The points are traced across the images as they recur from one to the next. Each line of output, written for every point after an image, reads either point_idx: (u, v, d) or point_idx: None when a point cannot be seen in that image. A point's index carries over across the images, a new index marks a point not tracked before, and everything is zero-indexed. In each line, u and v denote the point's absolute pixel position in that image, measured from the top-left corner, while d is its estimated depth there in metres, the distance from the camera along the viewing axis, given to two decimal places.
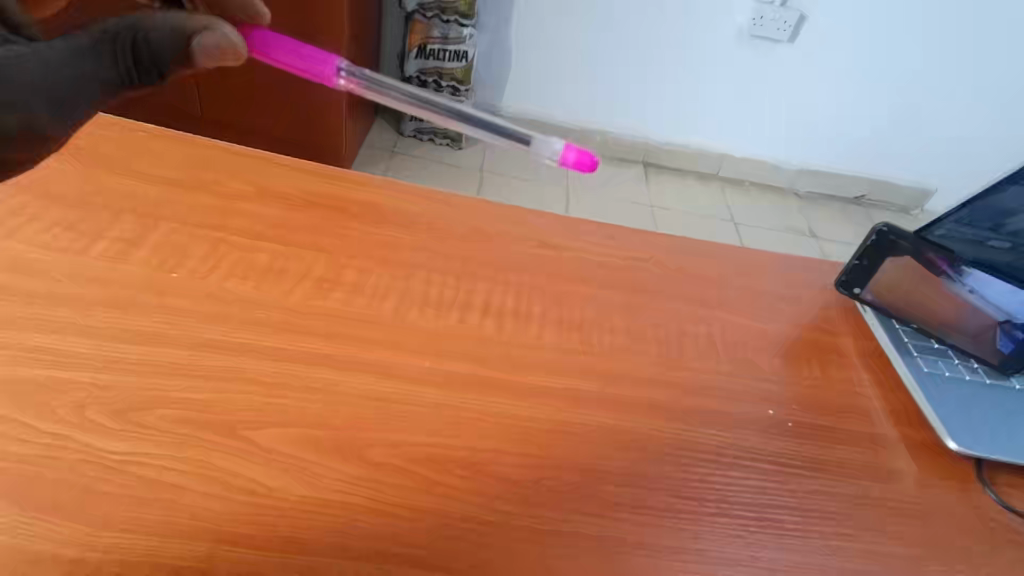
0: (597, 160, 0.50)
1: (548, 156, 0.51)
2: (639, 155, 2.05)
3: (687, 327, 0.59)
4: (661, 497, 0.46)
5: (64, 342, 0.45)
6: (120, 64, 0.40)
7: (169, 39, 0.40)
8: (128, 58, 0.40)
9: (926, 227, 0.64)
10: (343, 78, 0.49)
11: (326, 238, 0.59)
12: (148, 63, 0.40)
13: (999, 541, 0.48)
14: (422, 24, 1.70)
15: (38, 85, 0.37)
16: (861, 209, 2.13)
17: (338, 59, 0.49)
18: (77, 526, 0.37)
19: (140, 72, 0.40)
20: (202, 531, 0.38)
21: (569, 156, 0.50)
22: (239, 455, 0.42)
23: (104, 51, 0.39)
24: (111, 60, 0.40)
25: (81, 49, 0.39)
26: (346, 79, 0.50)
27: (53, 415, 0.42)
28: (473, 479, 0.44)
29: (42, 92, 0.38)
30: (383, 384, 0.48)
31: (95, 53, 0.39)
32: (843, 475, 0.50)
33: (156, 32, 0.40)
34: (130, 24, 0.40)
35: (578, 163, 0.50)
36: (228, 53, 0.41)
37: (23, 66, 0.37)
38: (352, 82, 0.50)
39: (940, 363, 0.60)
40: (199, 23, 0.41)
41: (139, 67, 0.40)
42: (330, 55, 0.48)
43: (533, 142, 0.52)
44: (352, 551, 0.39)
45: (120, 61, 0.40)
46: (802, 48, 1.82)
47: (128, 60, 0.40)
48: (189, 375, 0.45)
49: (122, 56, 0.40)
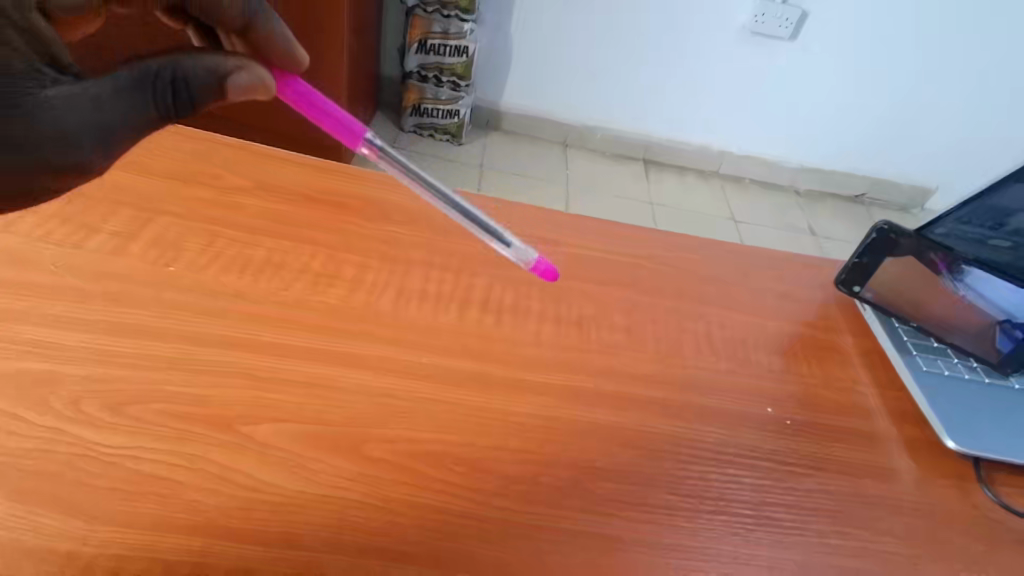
0: (557, 275, 0.55)
1: (519, 258, 0.54)
2: (639, 151, 2.04)
3: (685, 323, 0.59)
4: (660, 494, 0.45)
5: (59, 335, 0.45)
6: (161, 103, 0.39)
7: (204, 78, 0.40)
8: (167, 96, 0.39)
9: (925, 226, 0.63)
10: (366, 146, 0.48)
11: (325, 234, 0.59)
12: (186, 102, 0.39)
13: (997, 541, 0.48)
14: (421, 19, 1.68)
15: (81, 120, 0.37)
16: (861, 207, 2.13)
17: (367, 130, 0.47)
18: (71, 519, 0.37)
19: (178, 108, 0.40)
20: (198, 525, 0.38)
21: (540, 265, 0.54)
22: (233, 451, 0.42)
23: (143, 88, 0.38)
24: (152, 97, 0.39)
25: (123, 87, 0.38)
26: (369, 147, 0.48)
27: (50, 409, 0.41)
28: (471, 476, 0.43)
29: (84, 129, 0.37)
30: (380, 380, 0.48)
31: (135, 92, 0.38)
32: (841, 474, 0.50)
33: (194, 72, 0.39)
34: (169, 63, 0.39)
35: (543, 273, 0.55)
36: (255, 86, 0.41)
37: (69, 103, 0.36)
38: (373, 151, 0.49)
39: (938, 361, 0.60)
40: (231, 61, 0.41)
41: (177, 103, 0.39)
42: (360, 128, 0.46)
43: (512, 246, 0.53)
44: (348, 547, 0.38)
45: (159, 101, 0.39)
46: (802, 44, 1.81)
47: (167, 98, 0.39)
48: (185, 369, 0.45)
49: (162, 93, 0.39)
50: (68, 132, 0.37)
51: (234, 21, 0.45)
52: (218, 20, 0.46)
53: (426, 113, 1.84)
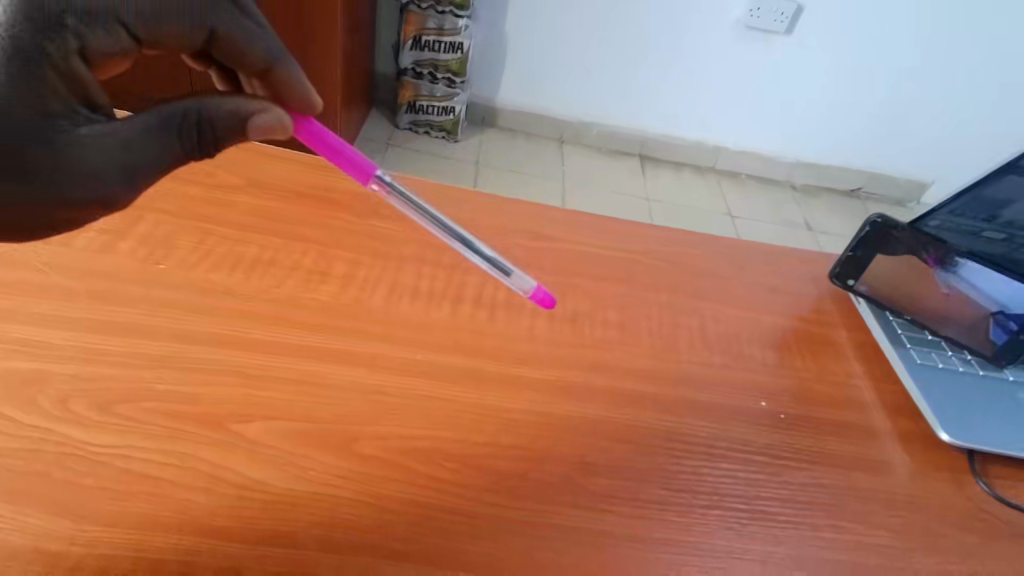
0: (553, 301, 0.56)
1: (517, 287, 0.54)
2: (635, 147, 2.04)
3: (679, 318, 0.59)
4: (653, 489, 0.45)
5: (48, 334, 0.45)
6: (186, 144, 0.37)
7: (229, 120, 0.39)
8: (194, 136, 0.38)
9: (920, 218, 0.63)
10: (377, 182, 0.49)
11: (316, 230, 0.58)
12: (211, 141, 0.38)
13: (991, 533, 0.48)
14: (416, 15, 1.68)
15: (111, 158, 0.34)
16: (857, 201, 2.13)
17: (377, 167, 0.48)
18: (59, 519, 0.36)
19: (202, 148, 0.38)
20: (186, 524, 0.37)
21: (537, 293, 0.54)
22: (224, 449, 0.41)
23: (170, 128, 0.37)
24: (178, 137, 0.37)
25: (152, 126, 0.36)
26: (378, 184, 0.49)
27: (38, 408, 0.41)
28: (461, 472, 0.43)
29: (113, 167, 0.34)
30: (371, 376, 0.47)
31: (163, 132, 0.36)
32: (835, 468, 0.50)
33: (220, 115, 0.38)
34: (194, 105, 0.38)
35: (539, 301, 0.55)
36: (275, 129, 0.41)
37: (102, 142, 0.34)
38: (382, 187, 0.49)
39: (933, 354, 0.60)
40: (252, 104, 0.40)
41: (202, 144, 0.38)
42: (370, 167, 0.47)
43: (512, 276, 0.53)
44: (337, 544, 0.38)
45: (183, 142, 0.37)
46: (798, 39, 1.81)
47: (193, 138, 0.38)
48: (174, 367, 0.45)
49: (188, 133, 0.37)
50: (97, 169, 0.34)
51: (255, 64, 0.42)
52: (238, 62, 0.42)
53: (420, 110, 1.83)
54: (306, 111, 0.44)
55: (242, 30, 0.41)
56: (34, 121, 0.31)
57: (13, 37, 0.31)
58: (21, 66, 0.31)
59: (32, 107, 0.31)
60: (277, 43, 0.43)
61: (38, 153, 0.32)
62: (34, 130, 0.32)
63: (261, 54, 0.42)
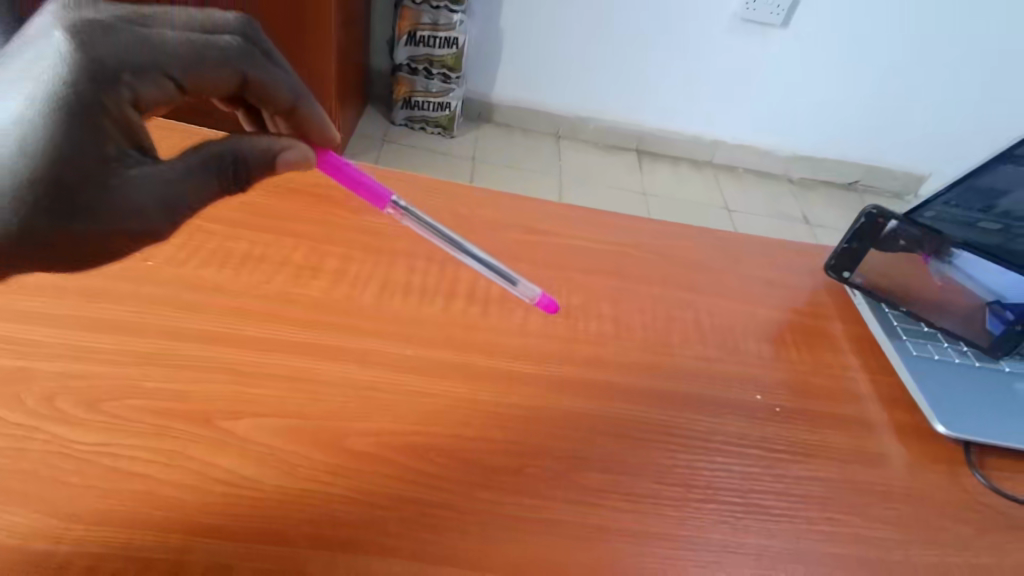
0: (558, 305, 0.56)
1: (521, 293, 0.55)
2: (632, 142, 2.03)
3: (674, 311, 0.59)
4: (647, 483, 0.45)
5: (34, 332, 0.44)
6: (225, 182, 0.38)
7: (261, 159, 0.39)
8: (231, 174, 0.38)
9: (914, 210, 0.63)
10: (393, 207, 0.51)
11: (307, 226, 0.58)
12: (244, 178, 0.39)
13: (987, 525, 0.48)
14: (410, 10, 1.67)
15: (157, 198, 0.35)
16: (854, 194, 2.12)
17: (393, 194, 0.50)
18: (44, 518, 0.36)
19: (236, 184, 0.39)
20: (174, 522, 0.37)
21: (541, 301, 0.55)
22: (213, 446, 0.41)
23: (208, 167, 0.37)
24: (216, 175, 0.37)
25: (194, 167, 0.36)
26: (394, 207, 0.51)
27: (23, 406, 0.41)
28: (452, 468, 0.43)
29: (158, 206, 0.35)
30: (363, 372, 0.47)
31: (203, 172, 0.36)
32: (830, 460, 0.50)
33: (253, 154, 0.39)
34: (229, 146, 0.38)
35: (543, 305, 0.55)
36: (300, 163, 0.41)
37: (150, 183, 0.34)
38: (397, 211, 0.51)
39: (929, 346, 0.60)
40: (279, 140, 0.40)
41: (237, 181, 0.38)
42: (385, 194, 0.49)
43: (518, 285, 0.54)
44: (327, 541, 0.38)
45: (220, 180, 0.38)
46: (795, 31, 1.80)
47: (230, 176, 0.38)
48: (163, 364, 0.44)
49: (225, 172, 0.38)
50: (144, 207, 0.34)
51: (282, 104, 0.42)
52: (265, 102, 0.42)
53: (416, 105, 1.83)
54: (325, 144, 0.46)
55: (270, 74, 0.40)
56: (90, 167, 0.32)
57: (72, 88, 0.31)
58: (83, 119, 0.31)
59: (90, 154, 0.32)
60: (300, 83, 0.43)
61: (90, 194, 0.32)
62: (88, 175, 0.32)
63: (287, 95, 0.42)
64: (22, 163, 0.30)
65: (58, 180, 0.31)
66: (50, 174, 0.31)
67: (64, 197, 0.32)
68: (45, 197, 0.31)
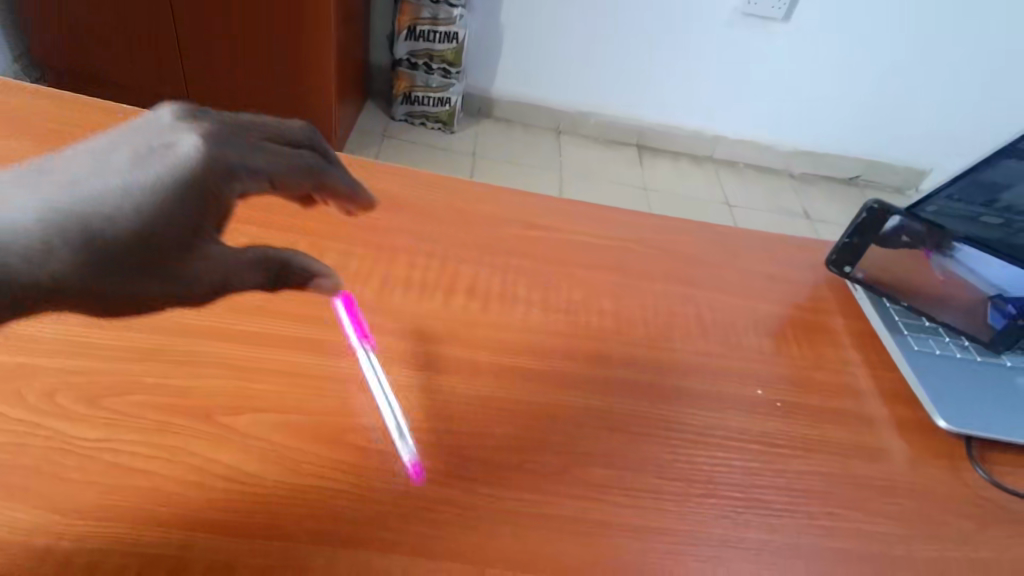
0: None
1: None
2: (633, 137, 2.03)
3: (674, 307, 0.59)
4: (647, 479, 0.45)
5: (34, 328, 0.44)
6: (271, 284, 0.40)
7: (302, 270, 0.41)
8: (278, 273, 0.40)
9: (917, 203, 0.63)
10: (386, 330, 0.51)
11: (307, 221, 0.58)
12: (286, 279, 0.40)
13: (988, 520, 0.48)
14: (410, 5, 1.66)
15: (216, 281, 0.37)
16: (855, 189, 2.12)
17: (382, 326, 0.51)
18: (46, 514, 0.36)
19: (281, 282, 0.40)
20: (176, 518, 0.37)
21: None
22: (214, 442, 0.41)
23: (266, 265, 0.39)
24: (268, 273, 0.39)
25: (254, 263, 0.39)
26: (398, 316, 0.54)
27: (24, 402, 0.40)
28: (453, 463, 0.43)
29: (214, 287, 0.37)
30: (363, 368, 0.47)
31: (258, 270, 0.39)
32: (831, 454, 0.50)
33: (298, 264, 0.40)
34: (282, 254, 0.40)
35: None
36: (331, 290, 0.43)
37: (215, 266, 0.37)
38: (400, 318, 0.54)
39: (929, 341, 0.60)
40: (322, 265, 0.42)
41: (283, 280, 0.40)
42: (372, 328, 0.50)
43: None
44: (329, 536, 0.38)
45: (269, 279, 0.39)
46: (797, 25, 1.79)
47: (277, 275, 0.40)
48: (163, 360, 0.44)
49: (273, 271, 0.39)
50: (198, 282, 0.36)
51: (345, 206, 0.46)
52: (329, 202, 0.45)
53: (416, 101, 1.82)
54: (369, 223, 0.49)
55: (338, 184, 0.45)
56: (176, 235, 0.35)
57: (188, 167, 0.36)
58: (189, 198, 0.36)
59: (183, 222, 0.35)
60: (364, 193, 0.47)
61: (165, 259, 0.35)
62: (173, 246, 0.35)
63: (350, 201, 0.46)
64: (120, 217, 0.34)
65: (147, 244, 0.34)
66: (141, 231, 0.34)
67: (144, 254, 0.34)
68: (126, 250, 0.34)
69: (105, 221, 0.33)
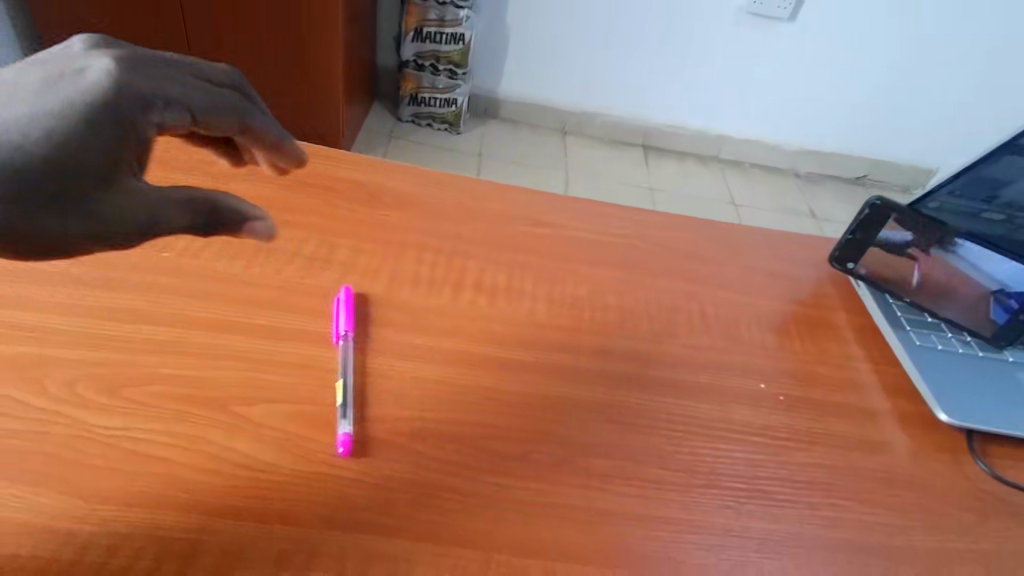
0: None
1: None
2: (638, 137, 2.04)
3: (678, 302, 0.59)
4: (651, 469, 0.46)
5: (54, 322, 0.45)
6: (202, 228, 0.37)
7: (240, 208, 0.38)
8: (214, 211, 0.37)
9: (919, 200, 0.61)
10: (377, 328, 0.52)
11: (317, 218, 0.59)
12: (223, 220, 0.38)
13: (988, 512, 0.48)
14: (417, 7, 1.68)
15: (144, 214, 0.34)
16: (862, 188, 2.12)
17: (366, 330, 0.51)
18: (69, 499, 0.37)
19: (217, 226, 0.38)
20: (192, 504, 0.38)
21: None
22: (229, 431, 0.42)
23: (197, 202, 0.36)
24: (201, 211, 0.36)
25: (184, 200, 0.36)
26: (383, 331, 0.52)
27: (46, 392, 0.42)
28: (461, 453, 0.44)
29: (142, 222, 0.34)
30: (373, 360, 0.48)
31: (191, 206, 0.36)
32: (833, 447, 0.50)
33: (233, 198, 0.38)
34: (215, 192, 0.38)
35: None
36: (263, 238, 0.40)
37: (140, 197, 0.35)
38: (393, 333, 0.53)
39: (932, 336, 0.60)
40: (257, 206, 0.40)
41: (220, 222, 0.37)
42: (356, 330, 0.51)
43: None
44: (341, 522, 0.39)
45: (203, 220, 0.37)
46: (802, 25, 1.79)
47: (212, 213, 0.37)
48: (179, 352, 0.45)
49: (207, 208, 0.37)
50: (120, 218, 0.34)
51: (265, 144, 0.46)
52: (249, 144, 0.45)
53: (423, 102, 1.83)
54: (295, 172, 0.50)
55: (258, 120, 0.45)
56: (92, 163, 0.33)
57: (101, 92, 0.34)
58: (104, 120, 0.34)
59: (101, 151, 0.33)
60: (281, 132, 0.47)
61: (83, 189, 0.33)
62: (90, 172, 0.33)
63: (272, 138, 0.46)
64: (28, 143, 0.31)
65: (60, 169, 0.32)
66: (54, 157, 0.32)
67: (61, 180, 0.32)
68: (43, 177, 0.31)
69: (14, 147, 0.31)
